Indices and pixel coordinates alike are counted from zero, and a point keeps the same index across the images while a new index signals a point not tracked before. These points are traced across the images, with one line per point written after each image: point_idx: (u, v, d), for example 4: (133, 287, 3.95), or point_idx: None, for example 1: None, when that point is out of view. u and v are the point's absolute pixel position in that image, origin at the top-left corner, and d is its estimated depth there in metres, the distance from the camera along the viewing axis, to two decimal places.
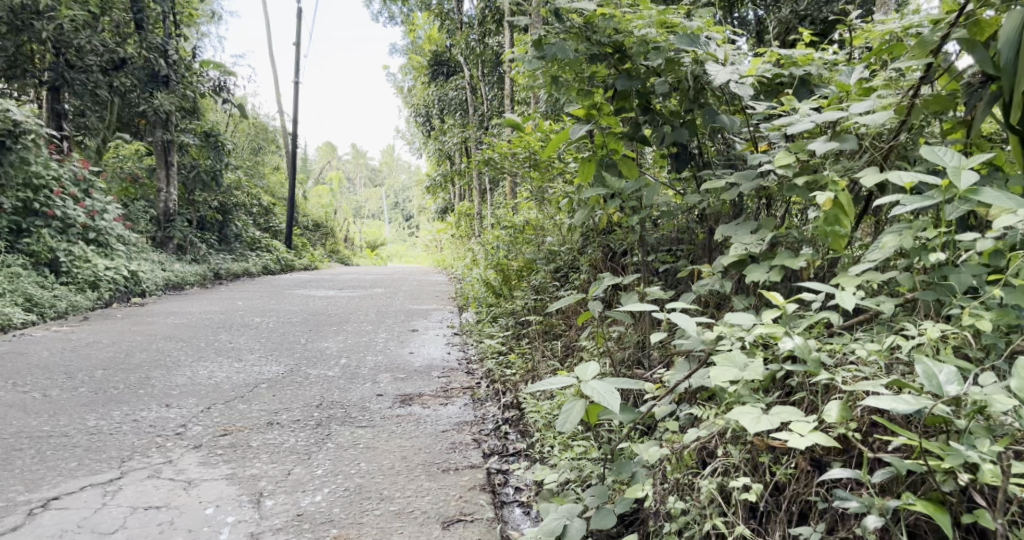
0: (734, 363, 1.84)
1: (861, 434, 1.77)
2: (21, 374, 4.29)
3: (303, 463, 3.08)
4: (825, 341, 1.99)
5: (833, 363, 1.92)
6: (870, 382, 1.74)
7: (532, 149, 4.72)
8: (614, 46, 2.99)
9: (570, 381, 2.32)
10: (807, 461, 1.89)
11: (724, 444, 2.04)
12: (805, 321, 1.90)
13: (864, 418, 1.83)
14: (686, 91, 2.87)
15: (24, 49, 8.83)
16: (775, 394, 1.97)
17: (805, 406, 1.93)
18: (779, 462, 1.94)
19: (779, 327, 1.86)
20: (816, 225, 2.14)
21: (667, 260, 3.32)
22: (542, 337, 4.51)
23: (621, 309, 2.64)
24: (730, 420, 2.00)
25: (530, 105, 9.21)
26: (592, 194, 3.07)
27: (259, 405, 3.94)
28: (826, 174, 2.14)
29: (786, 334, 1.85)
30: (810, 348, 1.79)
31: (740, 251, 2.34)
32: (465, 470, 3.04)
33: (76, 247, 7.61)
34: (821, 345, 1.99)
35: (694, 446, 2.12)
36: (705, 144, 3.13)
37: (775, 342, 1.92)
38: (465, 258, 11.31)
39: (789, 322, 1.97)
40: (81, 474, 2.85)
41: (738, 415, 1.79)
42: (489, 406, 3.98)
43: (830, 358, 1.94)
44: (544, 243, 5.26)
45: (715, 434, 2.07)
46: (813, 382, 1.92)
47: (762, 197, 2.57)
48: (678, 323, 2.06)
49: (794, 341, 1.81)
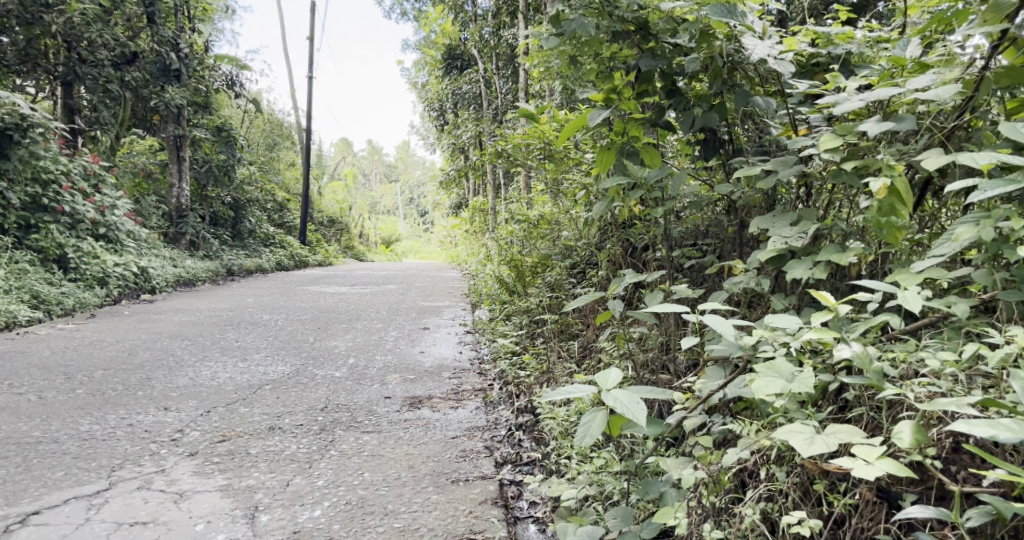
0: (779, 373, 1.61)
1: (942, 463, 1.59)
2: (20, 374, 4.14)
3: (303, 472, 2.90)
4: (885, 348, 1.78)
5: (898, 375, 1.70)
6: (953, 401, 1.54)
7: (547, 140, 4.50)
8: (637, 23, 2.78)
9: (589, 389, 2.10)
10: (872, 492, 1.69)
11: (768, 465, 1.84)
12: (861, 325, 1.67)
13: (945, 443, 1.65)
14: (716, 71, 2.66)
15: (35, 43, 8.67)
16: (828, 408, 1.77)
17: (866, 426, 1.73)
18: (838, 490, 1.74)
19: (832, 333, 1.63)
20: (868, 216, 1.91)
21: (692, 255, 3.10)
22: (558, 337, 4.30)
23: (644, 308, 2.43)
24: (776, 438, 1.79)
25: (545, 97, 9.00)
26: (612, 183, 2.85)
27: (262, 408, 3.76)
28: (881, 158, 1.91)
29: (841, 342, 1.62)
30: (871, 358, 1.56)
31: (779, 245, 2.13)
32: (475, 481, 2.84)
33: (85, 242, 7.50)
34: (881, 353, 1.77)
35: (733, 466, 1.92)
36: (735, 130, 2.90)
37: (829, 350, 1.70)
38: (479, 254, 11.14)
39: (842, 325, 1.74)
40: (66, 485, 2.69)
41: (788, 435, 1.58)
42: (502, 409, 3.78)
43: (894, 369, 1.73)
44: (560, 238, 5.05)
45: (757, 453, 1.86)
46: (875, 397, 1.71)
47: (803, 186, 2.34)
48: (711, 326, 1.83)
49: (853, 351, 1.57)
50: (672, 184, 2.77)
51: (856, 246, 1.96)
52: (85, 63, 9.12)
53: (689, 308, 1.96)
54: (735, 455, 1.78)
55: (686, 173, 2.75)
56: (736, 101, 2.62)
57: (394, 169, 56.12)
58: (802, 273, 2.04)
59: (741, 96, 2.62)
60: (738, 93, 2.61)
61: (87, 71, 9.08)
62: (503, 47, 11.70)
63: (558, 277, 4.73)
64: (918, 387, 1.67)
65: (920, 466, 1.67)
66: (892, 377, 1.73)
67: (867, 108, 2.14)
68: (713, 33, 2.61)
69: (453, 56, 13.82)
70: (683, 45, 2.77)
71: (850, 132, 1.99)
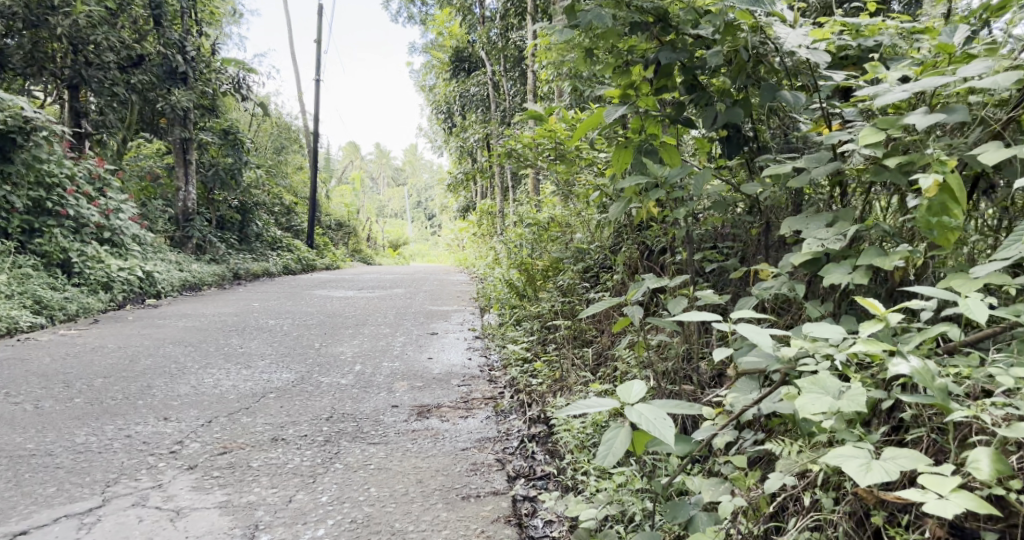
0: (825, 389, 1.46)
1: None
2: (17, 383, 4.03)
3: (306, 487, 2.77)
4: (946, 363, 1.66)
5: (965, 393, 1.59)
6: None
7: (558, 140, 4.36)
8: (657, 14, 2.63)
9: (611, 404, 1.96)
10: (941, 527, 1.57)
11: (813, 492, 1.72)
12: (917, 337, 1.54)
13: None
14: (740, 64, 2.52)
15: (42, 46, 8.54)
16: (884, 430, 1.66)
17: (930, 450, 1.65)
18: (898, 522, 1.62)
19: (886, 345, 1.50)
20: (916, 217, 1.78)
21: (714, 259, 2.96)
22: (571, 343, 4.16)
23: (666, 315, 2.29)
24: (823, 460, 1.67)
25: (554, 98, 8.88)
26: (631, 183, 2.72)
27: (265, 418, 3.63)
28: (929, 153, 1.77)
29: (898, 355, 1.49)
30: (934, 375, 1.43)
31: (815, 248, 1.99)
32: (487, 498, 2.71)
33: (89, 247, 7.41)
34: (942, 368, 1.65)
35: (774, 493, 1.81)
36: (760, 126, 2.77)
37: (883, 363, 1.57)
38: (487, 257, 11.01)
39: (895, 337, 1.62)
40: (57, 502, 2.57)
41: (841, 461, 1.48)
42: (514, 420, 3.64)
43: (957, 386, 1.61)
44: (572, 241, 4.90)
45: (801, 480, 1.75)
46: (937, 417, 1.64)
47: (838, 185, 2.21)
48: (745, 335, 1.70)
49: (912, 366, 1.44)
50: (694, 183, 2.63)
51: (902, 249, 1.82)
52: (91, 66, 9.04)
53: (721, 316, 1.82)
54: (778, 481, 1.64)
55: (709, 171, 2.61)
56: (764, 94, 2.50)
57: (402, 173, 56.12)
58: (840, 279, 1.90)
59: (768, 90, 2.51)
60: (765, 87, 2.50)
61: (93, 74, 9.00)
62: (511, 49, 11.59)
63: (571, 281, 4.59)
64: (993, 409, 1.55)
65: (1001, 502, 1.54)
66: (958, 396, 1.61)
67: (908, 101, 2.01)
68: (738, 24, 2.47)
69: (461, 58, 13.74)
70: (704, 37, 2.63)
71: (893, 125, 1.85)
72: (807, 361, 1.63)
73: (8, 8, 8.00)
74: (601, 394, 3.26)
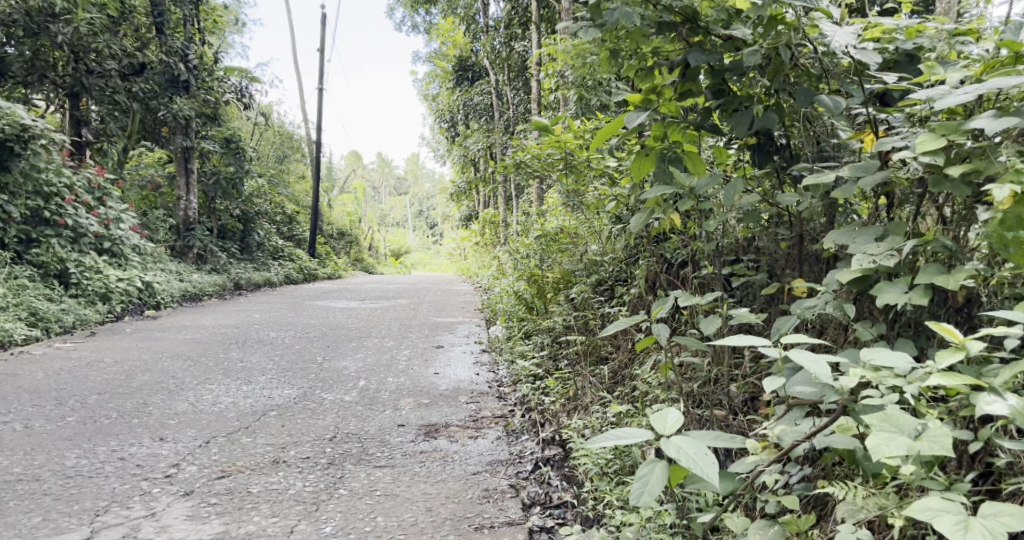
0: (900, 427, 1.39)
1: None
2: (8, 400, 3.86)
3: (309, 516, 2.61)
4: None
5: None
6: None
7: (569, 150, 4.21)
8: (685, 14, 2.55)
9: (644, 435, 1.81)
10: None
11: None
12: (1004, 372, 1.42)
13: None
14: (777, 65, 2.43)
15: (43, 55, 8.42)
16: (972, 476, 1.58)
17: None
18: None
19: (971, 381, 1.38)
20: (987, 231, 1.69)
21: (742, 274, 2.82)
22: (585, 360, 4.00)
23: (700, 335, 2.14)
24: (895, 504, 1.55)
25: (558, 107, 8.74)
26: (657, 193, 2.54)
27: (265, 438, 3.47)
28: (1001, 161, 1.69)
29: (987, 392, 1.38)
30: None
31: (866, 264, 1.84)
32: (502, 529, 2.55)
33: (87, 257, 7.25)
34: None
35: None
36: (790, 132, 2.66)
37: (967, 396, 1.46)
38: (490, 266, 10.84)
39: (976, 369, 1.50)
40: (43, 535, 2.41)
41: (930, 516, 1.39)
42: (526, 440, 3.46)
43: None
44: (584, 252, 4.74)
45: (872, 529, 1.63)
46: None
47: (883, 195, 2.08)
48: (799, 362, 1.54)
49: (1008, 407, 1.34)
50: (725, 193, 2.49)
51: (967, 268, 1.70)
52: (91, 74, 8.91)
53: (767, 340, 1.66)
54: (849, 532, 1.52)
55: (741, 180, 2.47)
56: (802, 99, 2.42)
57: (404, 181, 56.05)
58: (896, 298, 1.76)
59: (805, 95, 2.44)
60: (802, 91, 2.43)
61: (94, 82, 8.86)
62: (515, 58, 11.46)
63: (583, 294, 4.44)
64: None
65: None
66: None
67: (965, 106, 1.94)
68: (776, 23, 2.41)
69: (464, 67, 13.60)
70: (736, 37, 2.55)
71: (955, 131, 1.76)
72: (869, 391, 1.51)
73: (9, 15, 7.89)
74: (620, 416, 3.09)
